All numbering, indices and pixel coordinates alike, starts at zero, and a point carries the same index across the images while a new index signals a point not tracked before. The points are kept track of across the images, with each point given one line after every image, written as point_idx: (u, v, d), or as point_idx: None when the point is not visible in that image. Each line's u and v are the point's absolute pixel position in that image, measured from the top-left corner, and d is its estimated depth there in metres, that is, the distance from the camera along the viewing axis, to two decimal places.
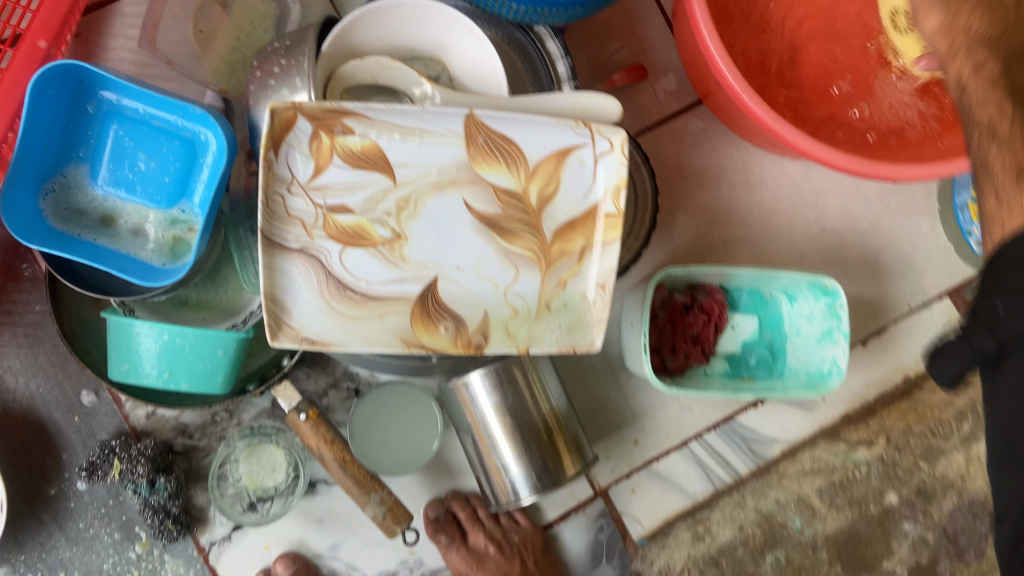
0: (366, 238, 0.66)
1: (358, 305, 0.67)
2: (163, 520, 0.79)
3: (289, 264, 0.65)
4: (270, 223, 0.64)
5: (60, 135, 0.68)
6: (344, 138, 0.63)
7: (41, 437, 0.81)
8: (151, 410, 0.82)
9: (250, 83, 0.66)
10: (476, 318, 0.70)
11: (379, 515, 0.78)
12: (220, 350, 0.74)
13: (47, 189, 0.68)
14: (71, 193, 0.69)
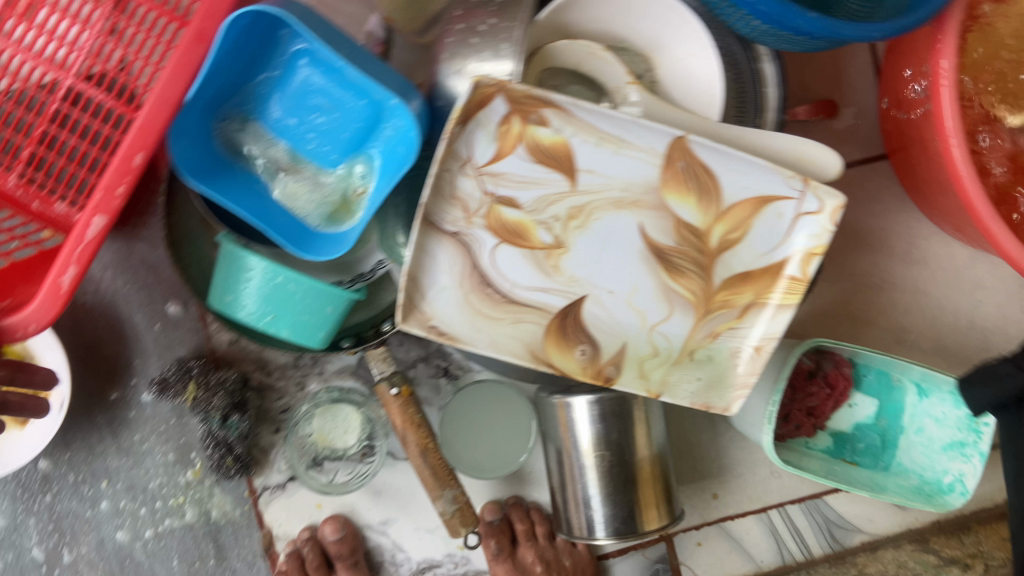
0: (526, 239, 0.60)
1: (496, 306, 0.62)
2: (225, 456, 0.74)
3: (438, 247, 0.60)
4: (432, 200, 0.59)
5: (246, 59, 0.61)
6: (537, 130, 0.58)
7: (113, 337, 0.75)
8: (236, 337, 0.76)
9: (446, 36, 0.60)
10: (613, 349, 0.64)
11: (447, 512, 0.73)
12: (329, 307, 0.69)
13: (218, 117, 0.63)
14: (242, 128, 0.64)
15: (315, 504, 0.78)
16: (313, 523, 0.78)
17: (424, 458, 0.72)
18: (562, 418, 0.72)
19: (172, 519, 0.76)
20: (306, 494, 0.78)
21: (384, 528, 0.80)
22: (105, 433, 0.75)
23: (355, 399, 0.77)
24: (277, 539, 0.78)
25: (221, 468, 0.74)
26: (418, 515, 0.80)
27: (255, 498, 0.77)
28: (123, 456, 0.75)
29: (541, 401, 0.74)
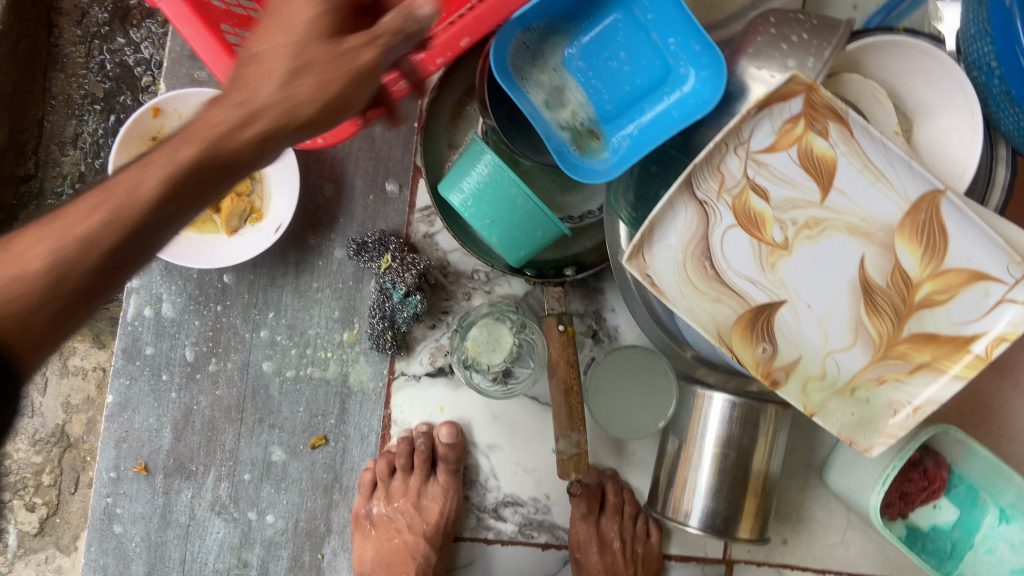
0: (760, 230, 0.66)
1: (707, 279, 0.67)
2: (387, 330, 0.79)
3: (684, 206, 0.67)
4: (698, 167, 0.66)
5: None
6: (815, 139, 0.65)
7: (331, 191, 0.81)
8: (431, 233, 0.82)
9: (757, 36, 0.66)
10: (788, 357, 0.68)
11: (565, 454, 0.76)
12: (540, 232, 0.75)
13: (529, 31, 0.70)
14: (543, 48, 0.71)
15: (438, 406, 0.83)
16: (430, 422, 0.82)
17: (565, 397, 0.76)
18: (697, 407, 0.77)
19: (317, 370, 0.81)
20: (435, 394, 0.82)
21: (487, 452, 0.84)
22: (290, 270, 0.80)
23: (512, 323, 0.80)
24: (394, 424, 0.82)
25: (378, 340, 0.79)
26: (523, 453, 0.83)
27: (392, 380, 0.81)
28: (296, 297, 0.80)
29: (683, 388, 0.79)
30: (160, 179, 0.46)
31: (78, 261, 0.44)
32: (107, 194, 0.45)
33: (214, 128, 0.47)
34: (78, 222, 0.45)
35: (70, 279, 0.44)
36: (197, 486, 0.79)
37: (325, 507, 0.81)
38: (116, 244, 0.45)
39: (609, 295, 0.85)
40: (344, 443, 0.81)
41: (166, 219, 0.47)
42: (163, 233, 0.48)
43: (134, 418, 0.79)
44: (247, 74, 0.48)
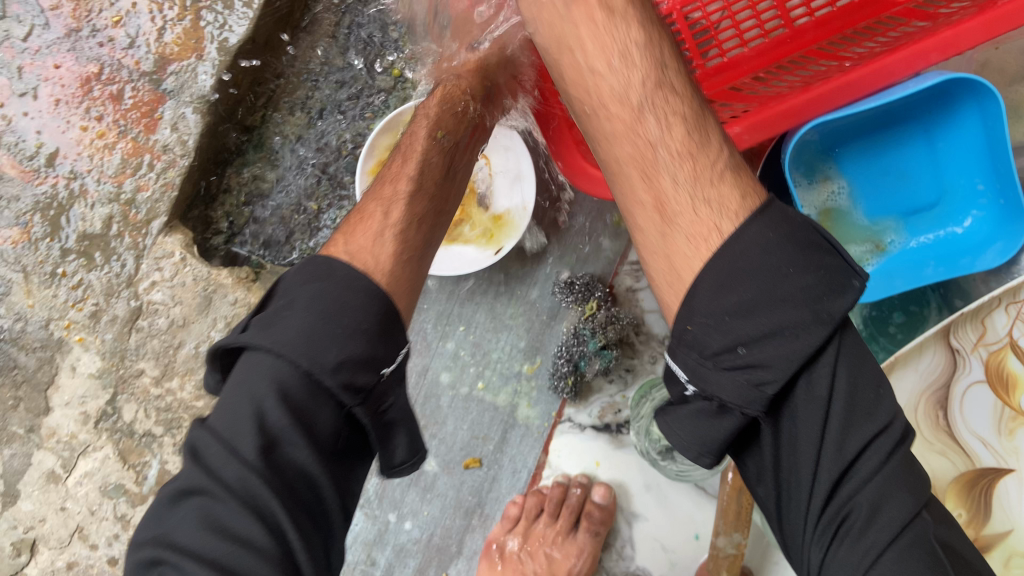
0: (1009, 393, 0.61)
1: (935, 429, 0.63)
2: (569, 375, 0.77)
3: (928, 350, 0.62)
4: (962, 316, 0.61)
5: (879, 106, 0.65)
6: None
7: (551, 223, 0.80)
8: (634, 289, 0.80)
9: None
10: (999, 528, 0.64)
11: (723, 552, 0.73)
12: None
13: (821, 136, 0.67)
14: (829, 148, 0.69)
15: (595, 460, 0.81)
16: (587, 475, 0.81)
17: (737, 495, 0.73)
18: None
19: (489, 395, 0.80)
20: (595, 448, 0.81)
21: (630, 519, 0.82)
22: (491, 290, 0.79)
23: None
24: (546, 466, 0.81)
25: (558, 382, 0.78)
26: (666, 531, 0.81)
27: (556, 423, 0.80)
28: (488, 319, 0.80)
29: None
30: (375, 270, 0.53)
31: (330, 358, 0.45)
32: (324, 273, 0.51)
33: (391, 237, 0.55)
34: (301, 316, 0.47)
35: (325, 380, 0.45)
36: None
37: (461, 529, 0.80)
38: (381, 334, 0.49)
39: None
40: (496, 471, 0.81)
41: (359, 275, 0.51)
42: (379, 321, 0.49)
43: None
44: (397, 200, 0.58)
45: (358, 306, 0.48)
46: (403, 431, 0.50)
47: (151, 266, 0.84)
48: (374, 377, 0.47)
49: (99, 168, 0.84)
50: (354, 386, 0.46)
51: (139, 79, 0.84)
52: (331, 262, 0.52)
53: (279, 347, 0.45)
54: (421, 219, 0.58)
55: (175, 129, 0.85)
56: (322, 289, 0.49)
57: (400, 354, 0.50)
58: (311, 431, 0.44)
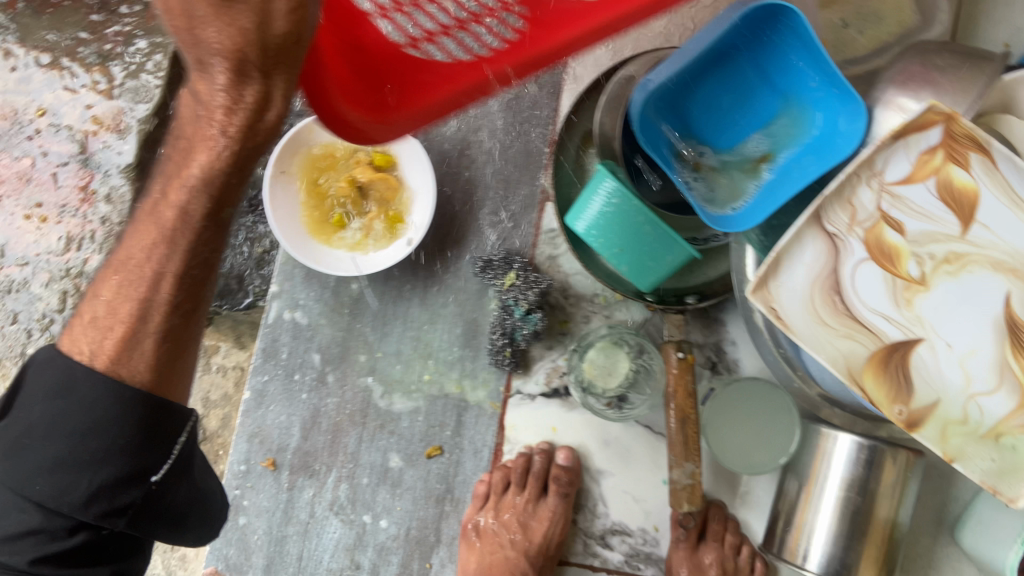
0: (894, 265, 0.63)
1: (837, 315, 0.65)
2: (506, 347, 0.80)
3: (809, 240, 0.64)
4: (828, 198, 0.63)
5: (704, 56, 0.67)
6: (956, 170, 0.61)
7: (463, 210, 0.83)
8: (554, 255, 0.83)
9: (897, 73, 0.65)
10: (925, 400, 0.65)
11: (680, 483, 0.75)
12: (669, 256, 0.75)
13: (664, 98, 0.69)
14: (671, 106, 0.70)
15: (551, 426, 0.84)
16: (547, 442, 0.83)
17: (681, 426, 0.75)
18: (821, 447, 0.74)
19: (437, 384, 0.83)
20: (548, 414, 0.83)
21: (597, 476, 0.84)
22: (418, 284, 0.83)
23: (630, 348, 0.80)
24: (507, 441, 0.84)
25: (497, 356, 0.81)
26: (633, 481, 0.82)
27: (507, 397, 0.83)
28: (421, 311, 0.83)
29: (807, 428, 0.77)
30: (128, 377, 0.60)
31: (79, 494, 0.58)
32: (65, 388, 0.58)
33: (113, 346, 0.61)
34: (55, 445, 0.57)
35: (82, 516, 0.58)
36: (319, 485, 0.82)
37: (436, 517, 0.83)
38: (151, 446, 0.60)
39: (730, 328, 0.83)
40: (458, 455, 0.83)
41: (105, 394, 0.59)
42: (171, 435, 0.61)
43: (267, 413, 0.83)
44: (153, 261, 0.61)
45: (104, 430, 0.58)
46: (195, 510, 0.66)
47: None
48: (137, 494, 0.60)
49: (46, 249, 0.90)
50: (109, 515, 0.59)
51: (68, 161, 0.90)
52: (71, 370, 0.59)
53: (52, 462, 0.57)
54: (190, 283, 0.63)
55: (110, 201, 0.90)
56: (65, 407, 0.58)
57: (173, 452, 0.62)
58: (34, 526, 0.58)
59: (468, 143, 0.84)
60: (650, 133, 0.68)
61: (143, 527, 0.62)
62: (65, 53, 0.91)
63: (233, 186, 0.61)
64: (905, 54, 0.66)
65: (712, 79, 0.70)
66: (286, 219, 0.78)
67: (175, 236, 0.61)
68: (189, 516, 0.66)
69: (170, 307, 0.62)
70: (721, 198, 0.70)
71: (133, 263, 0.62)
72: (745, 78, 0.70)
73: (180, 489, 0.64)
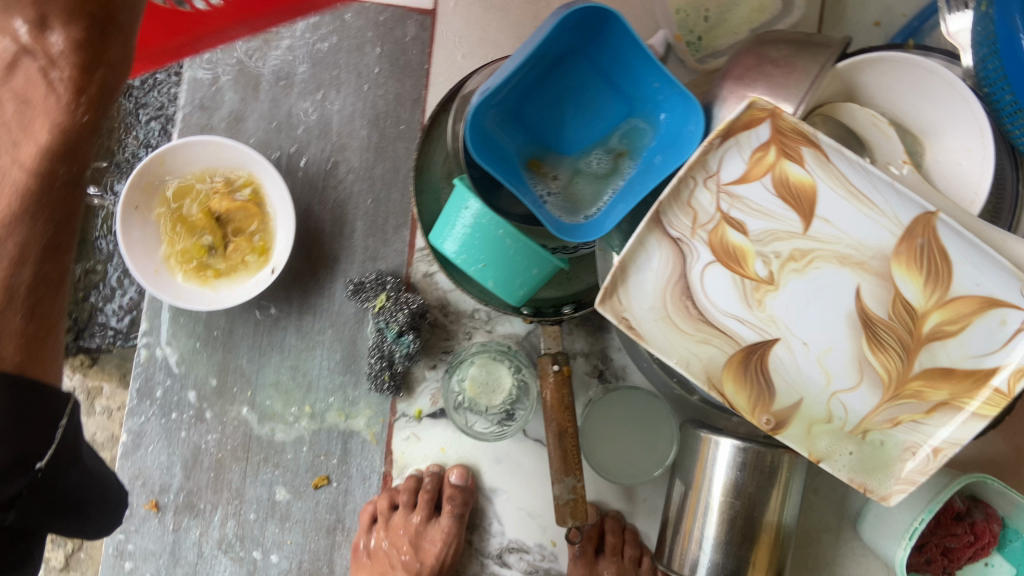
0: (741, 265, 0.62)
1: (690, 321, 0.64)
2: (384, 371, 0.78)
3: (654, 247, 0.62)
4: (667, 201, 0.61)
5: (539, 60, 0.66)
6: (789, 164, 0.59)
7: (333, 233, 0.81)
8: (430, 272, 0.81)
9: (733, 66, 0.63)
10: (787, 401, 0.64)
11: (562, 499, 0.73)
12: (534, 269, 0.73)
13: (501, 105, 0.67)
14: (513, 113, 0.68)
15: (440, 447, 0.82)
16: (436, 464, 0.82)
17: (559, 439, 0.73)
18: (703, 452, 0.73)
19: (319, 413, 0.81)
20: (436, 436, 0.81)
21: (490, 494, 0.82)
22: (293, 312, 0.81)
23: (511, 363, 0.79)
24: (396, 465, 0.82)
25: (376, 381, 0.79)
26: (526, 496, 0.81)
27: (391, 422, 0.81)
28: (298, 339, 0.81)
29: (688, 431, 0.75)
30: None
31: None
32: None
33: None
34: None
35: None
36: (205, 524, 0.81)
37: (328, 548, 0.81)
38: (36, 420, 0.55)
39: (615, 334, 0.82)
40: (347, 483, 0.81)
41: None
42: (47, 420, 0.56)
43: (147, 455, 0.81)
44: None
45: None
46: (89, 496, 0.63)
47: None
48: (24, 481, 0.55)
49: None
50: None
51: None
52: None
53: None
54: (38, 253, 0.60)
55: None
56: None
57: (54, 436, 0.56)
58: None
59: (333, 163, 0.81)
60: (487, 142, 0.66)
61: (32, 515, 0.57)
62: None
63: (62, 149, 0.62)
64: (742, 46, 0.63)
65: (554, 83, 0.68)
66: (142, 256, 0.75)
67: (7, 204, 0.59)
68: (88, 501, 0.63)
69: (19, 285, 0.59)
70: (571, 209, 0.68)
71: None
72: (588, 82, 0.68)
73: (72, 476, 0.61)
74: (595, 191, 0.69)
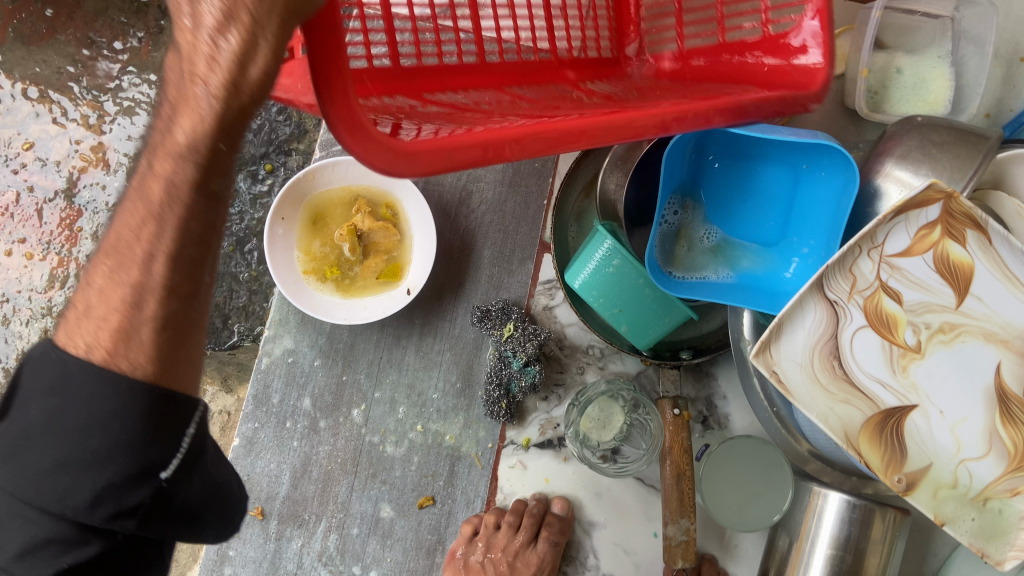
0: (891, 332, 0.65)
1: (834, 379, 0.66)
2: (502, 398, 0.80)
3: (811, 307, 0.65)
4: (831, 267, 0.64)
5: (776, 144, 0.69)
6: (953, 244, 0.63)
7: (460, 259, 0.84)
8: (550, 305, 0.84)
9: (892, 149, 0.68)
10: (917, 464, 0.67)
11: (674, 539, 0.75)
12: (666, 318, 0.76)
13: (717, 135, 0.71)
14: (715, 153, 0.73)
15: (545, 477, 0.83)
16: (540, 494, 0.83)
17: (677, 482, 0.75)
18: (812, 504, 0.75)
19: (430, 435, 0.82)
20: (541, 466, 0.83)
21: (588, 529, 0.84)
22: (415, 332, 0.83)
23: (625, 402, 0.81)
24: (499, 492, 0.83)
25: (493, 407, 0.80)
26: (625, 534, 0.83)
27: (500, 448, 0.83)
28: (417, 359, 0.83)
29: (799, 485, 0.78)
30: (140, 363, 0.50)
31: (83, 496, 0.49)
32: (60, 384, 0.49)
33: (146, 334, 0.50)
34: (45, 452, 0.48)
35: (88, 518, 0.49)
36: (307, 535, 0.81)
37: (426, 568, 0.82)
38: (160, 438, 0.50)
39: (721, 382, 0.85)
40: (450, 506, 0.82)
41: (101, 386, 0.49)
42: (179, 427, 0.52)
43: (256, 461, 0.82)
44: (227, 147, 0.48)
45: (105, 427, 0.49)
46: (212, 512, 0.56)
47: None
48: (147, 492, 0.50)
49: (27, 286, 0.87)
50: (119, 517, 0.50)
51: (55, 197, 0.88)
52: (66, 365, 0.49)
53: (51, 463, 0.48)
54: (188, 262, 0.51)
55: (96, 238, 0.88)
56: (59, 404, 0.49)
57: (182, 445, 0.52)
58: (60, 531, 0.49)
59: (467, 192, 0.84)
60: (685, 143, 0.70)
61: (157, 527, 0.52)
62: (53, 86, 0.89)
63: (222, 154, 0.48)
64: (901, 129, 0.68)
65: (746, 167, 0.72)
66: (284, 265, 0.76)
67: (164, 212, 0.49)
68: (208, 512, 0.56)
69: (166, 291, 0.50)
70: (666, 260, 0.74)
71: (125, 246, 0.50)
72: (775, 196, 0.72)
73: (197, 486, 0.54)
74: (689, 257, 0.74)
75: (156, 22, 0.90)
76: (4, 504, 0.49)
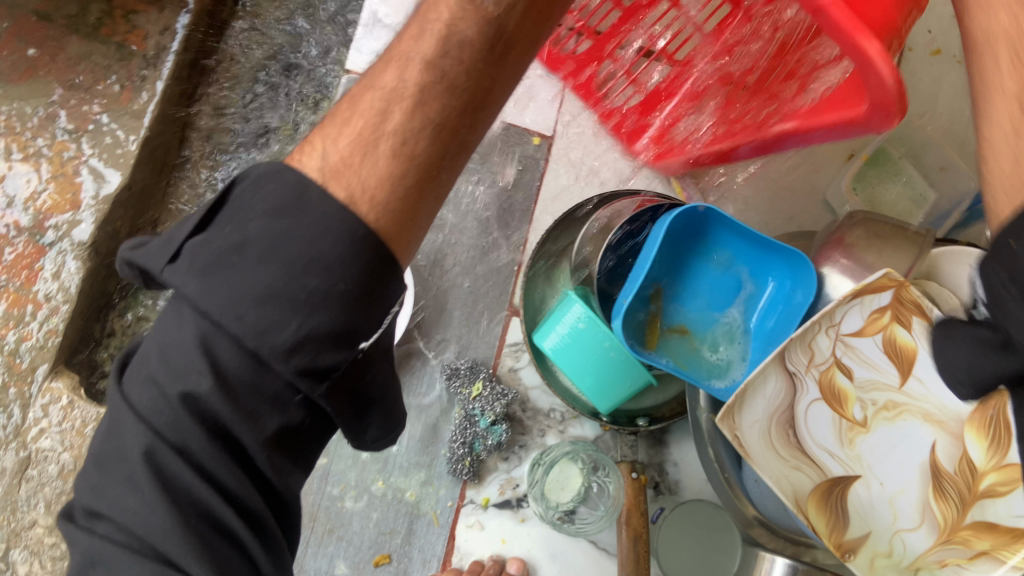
0: (841, 406, 0.71)
1: (788, 446, 0.72)
2: (466, 455, 0.82)
3: (774, 376, 0.71)
4: (793, 341, 0.70)
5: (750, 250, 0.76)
6: (900, 329, 0.69)
7: (431, 317, 0.87)
8: (514, 368, 0.87)
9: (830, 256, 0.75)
10: (857, 533, 0.71)
11: None
12: (627, 382, 0.79)
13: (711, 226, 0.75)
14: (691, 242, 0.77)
15: (501, 538, 0.84)
16: (496, 556, 0.83)
17: (632, 544, 0.78)
18: (759, 570, 0.77)
19: (391, 491, 0.83)
20: (499, 526, 0.84)
21: None
22: None
23: (585, 463, 0.83)
24: (456, 552, 0.83)
25: (457, 466, 0.82)
26: None
27: (460, 506, 0.84)
28: None
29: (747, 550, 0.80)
30: (353, 200, 0.44)
31: (285, 338, 0.42)
32: (293, 207, 0.43)
33: (384, 151, 0.45)
34: (256, 276, 0.42)
35: (280, 368, 0.42)
36: None
37: None
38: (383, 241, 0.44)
39: (673, 449, 0.89)
40: (406, 564, 0.82)
41: (335, 222, 0.43)
42: (385, 303, 0.45)
43: None
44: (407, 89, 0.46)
45: (329, 270, 0.42)
46: (378, 412, 0.50)
47: (37, 413, 0.84)
48: (346, 358, 0.44)
49: None
50: (309, 377, 0.43)
51: (18, 235, 0.87)
52: (302, 182, 0.44)
53: (263, 291, 0.42)
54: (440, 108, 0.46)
55: (56, 278, 0.87)
56: (291, 232, 0.42)
57: (387, 320, 0.46)
58: (234, 360, 0.43)
59: (442, 254, 0.88)
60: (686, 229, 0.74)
61: (338, 410, 0.46)
62: (29, 125, 0.89)
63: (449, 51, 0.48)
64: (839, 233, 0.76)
65: (697, 264, 0.78)
66: None
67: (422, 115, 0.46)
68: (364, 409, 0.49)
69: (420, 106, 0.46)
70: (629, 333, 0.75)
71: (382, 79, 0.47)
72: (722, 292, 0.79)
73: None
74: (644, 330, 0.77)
75: (139, 73, 0.93)
76: (189, 326, 0.43)
